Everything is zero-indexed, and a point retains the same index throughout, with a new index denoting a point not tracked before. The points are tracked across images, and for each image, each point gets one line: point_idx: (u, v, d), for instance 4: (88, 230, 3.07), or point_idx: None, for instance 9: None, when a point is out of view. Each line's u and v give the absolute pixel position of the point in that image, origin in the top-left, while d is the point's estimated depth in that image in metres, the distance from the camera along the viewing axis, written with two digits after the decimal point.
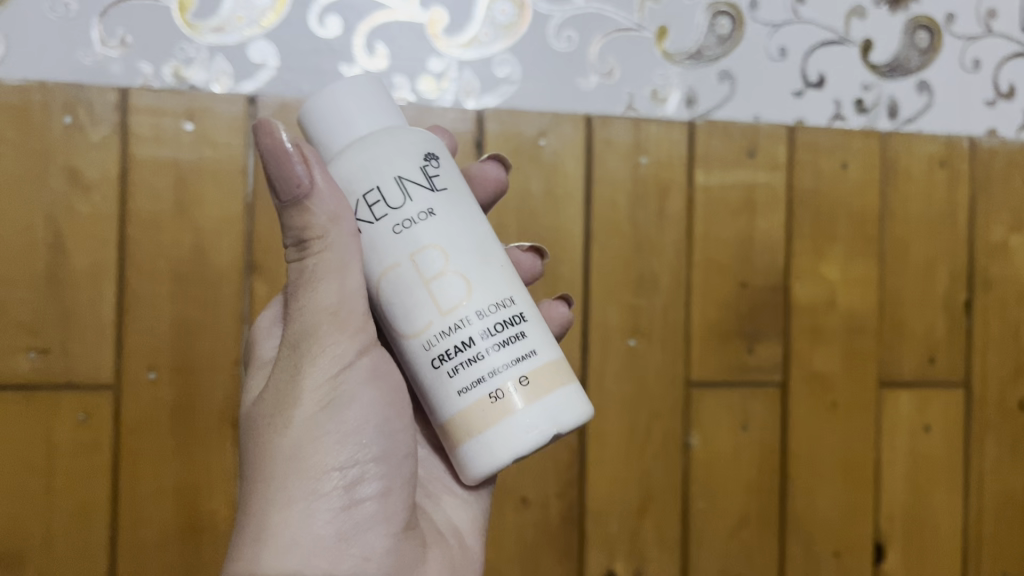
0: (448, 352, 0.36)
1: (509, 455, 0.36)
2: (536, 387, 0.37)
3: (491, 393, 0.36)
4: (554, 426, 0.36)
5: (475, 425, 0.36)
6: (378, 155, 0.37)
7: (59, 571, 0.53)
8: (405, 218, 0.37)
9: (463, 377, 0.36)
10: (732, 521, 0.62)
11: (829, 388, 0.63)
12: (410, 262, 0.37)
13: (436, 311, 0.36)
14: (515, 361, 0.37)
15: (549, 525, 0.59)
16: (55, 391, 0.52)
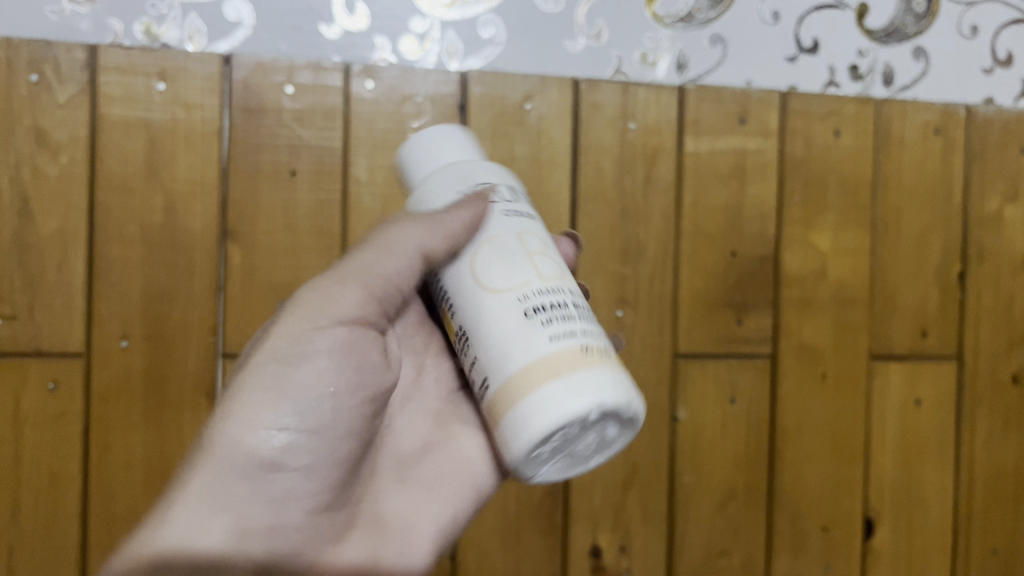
0: (544, 306, 0.33)
1: (593, 403, 0.31)
2: (613, 363, 0.34)
3: (581, 346, 0.33)
4: (632, 399, 0.33)
5: (556, 367, 0.32)
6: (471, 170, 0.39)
7: (28, 543, 0.51)
8: (513, 210, 0.37)
9: (554, 327, 0.33)
10: (719, 495, 0.60)
11: (819, 360, 0.62)
12: (516, 238, 0.36)
13: (535, 274, 0.34)
14: (598, 336, 0.34)
15: (532, 498, 0.58)
16: (23, 359, 0.51)
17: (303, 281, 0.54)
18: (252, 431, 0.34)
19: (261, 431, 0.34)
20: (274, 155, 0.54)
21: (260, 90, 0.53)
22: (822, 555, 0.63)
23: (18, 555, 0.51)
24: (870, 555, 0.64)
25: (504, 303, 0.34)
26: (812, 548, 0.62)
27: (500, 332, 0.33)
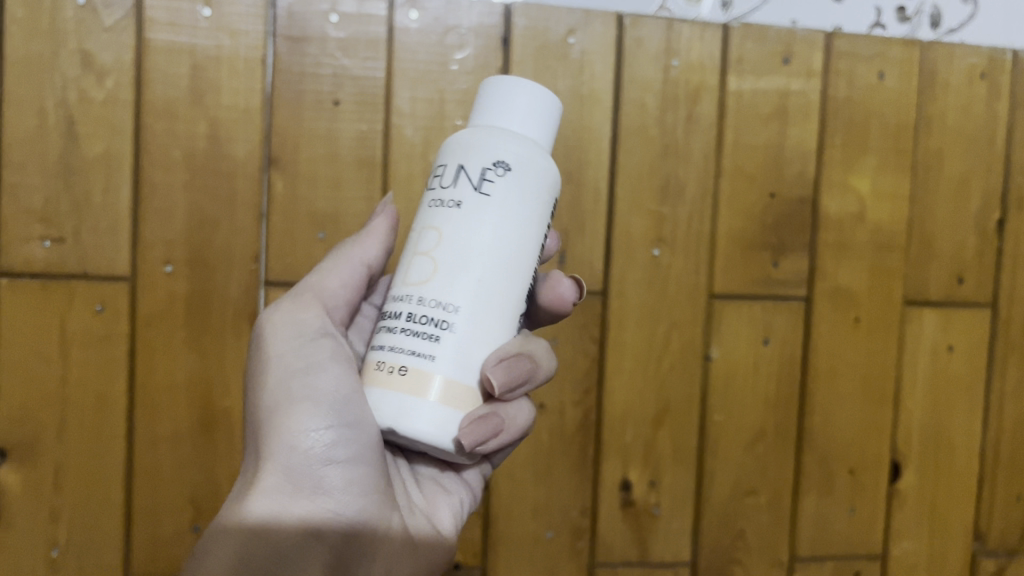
0: (391, 315, 0.34)
1: (426, 277, 0.34)
2: (422, 274, 0.34)
3: (378, 363, 0.33)
4: (433, 244, 0.34)
5: (406, 282, 0.34)
6: (450, 143, 0.36)
7: (74, 461, 0.53)
8: (386, 317, 0.35)
9: (378, 338, 0.34)
10: (749, 435, 0.61)
11: (853, 304, 0.62)
12: (415, 235, 0.35)
13: (403, 278, 0.35)
14: (393, 349, 0.33)
15: (565, 431, 0.59)
16: (70, 281, 0.52)
17: (344, 209, 0.54)
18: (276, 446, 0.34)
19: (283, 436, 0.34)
20: (317, 84, 0.53)
21: (304, 18, 0.53)
22: (848, 497, 0.64)
23: (64, 475, 0.53)
24: (896, 498, 0.64)
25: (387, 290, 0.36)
26: (838, 490, 0.63)
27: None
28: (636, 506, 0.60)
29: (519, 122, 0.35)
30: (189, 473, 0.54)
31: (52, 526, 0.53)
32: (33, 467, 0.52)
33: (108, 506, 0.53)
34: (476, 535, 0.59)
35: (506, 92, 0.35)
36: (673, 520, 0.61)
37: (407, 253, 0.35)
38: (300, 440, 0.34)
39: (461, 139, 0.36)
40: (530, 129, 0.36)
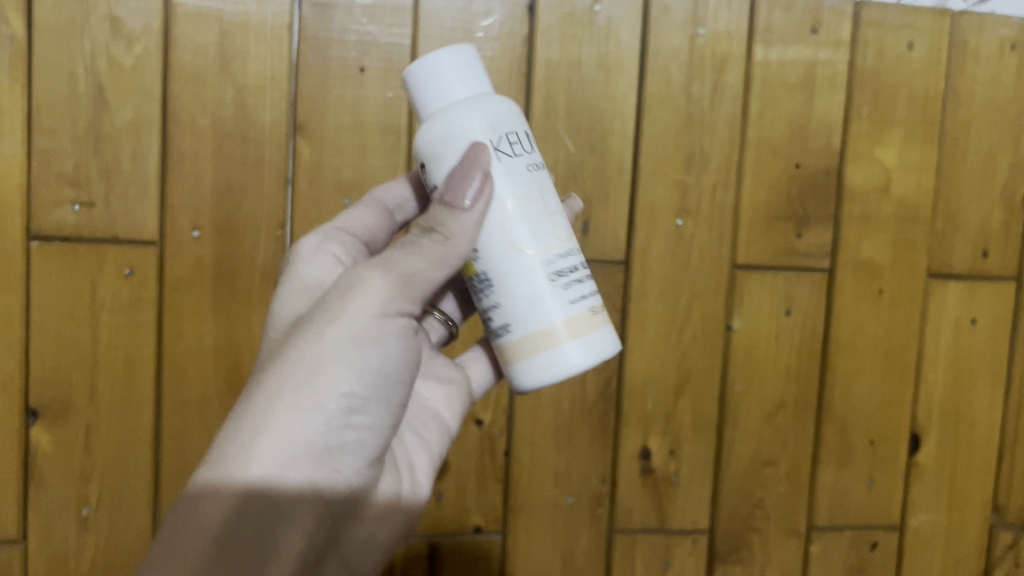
0: (565, 270, 0.38)
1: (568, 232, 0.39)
2: (565, 231, 0.39)
3: (590, 309, 0.39)
4: (557, 203, 0.39)
5: (562, 242, 0.39)
6: (495, 112, 0.38)
7: (104, 422, 0.54)
8: (562, 271, 0.38)
9: (574, 292, 0.38)
10: (770, 406, 0.61)
11: (876, 276, 0.62)
12: (539, 197, 0.38)
13: (557, 238, 0.38)
14: (589, 295, 0.39)
15: (586, 398, 0.59)
16: (100, 246, 0.52)
17: (369, 176, 0.55)
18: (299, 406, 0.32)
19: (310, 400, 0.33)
20: (344, 51, 0.54)
21: None
22: (868, 468, 0.64)
23: (94, 435, 0.54)
24: (914, 470, 0.65)
25: (535, 253, 0.38)
26: (857, 461, 0.64)
27: (519, 292, 0.38)
28: (655, 473, 0.61)
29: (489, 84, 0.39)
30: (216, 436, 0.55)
31: (83, 485, 0.54)
32: (64, 427, 0.53)
33: (138, 466, 0.54)
34: (497, 499, 0.60)
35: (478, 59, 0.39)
36: (692, 488, 0.61)
37: (542, 218, 0.38)
38: (325, 414, 0.33)
39: (485, 112, 0.37)
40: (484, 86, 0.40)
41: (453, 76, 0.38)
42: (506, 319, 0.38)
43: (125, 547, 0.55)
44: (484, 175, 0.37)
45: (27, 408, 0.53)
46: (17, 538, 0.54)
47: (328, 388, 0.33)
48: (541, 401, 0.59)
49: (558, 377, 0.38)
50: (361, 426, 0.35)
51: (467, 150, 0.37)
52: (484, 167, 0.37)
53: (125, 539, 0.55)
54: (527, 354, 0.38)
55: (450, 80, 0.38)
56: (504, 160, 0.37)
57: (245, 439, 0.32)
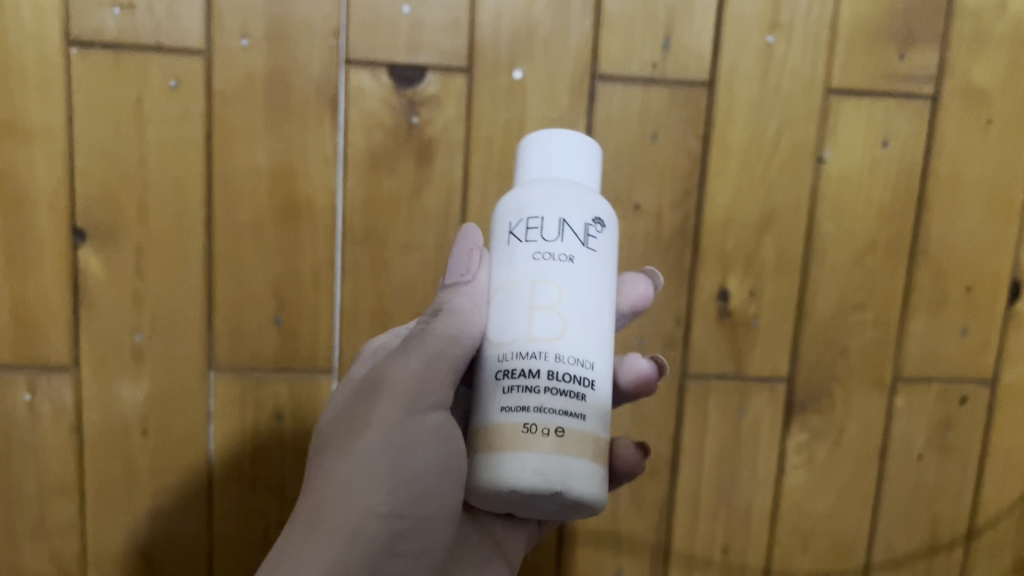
0: (514, 370, 0.34)
1: (551, 339, 0.34)
2: (553, 331, 0.34)
3: (526, 425, 0.34)
4: (559, 299, 0.35)
5: (524, 341, 0.35)
6: (529, 194, 0.36)
7: (154, 246, 0.51)
8: (507, 368, 0.35)
9: (514, 398, 0.34)
10: (860, 247, 0.57)
11: (986, 105, 0.56)
12: (528, 288, 0.35)
13: (524, 333, 0.35)
14: (540, 409, 0.34)
15: (662, 235, 0.55)
16: (144, 54, 0.49)
17: None
18: (351, 508, 0.36)
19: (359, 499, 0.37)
20: None
21: None
22: (962, 317, 0.59)
23: (145, 261, 0.51)
24: (1012, 320, 0.60)
25: (496, 343, 0.36)
26: (952, 310, 0.59)
27: (479, 385, 0.36)
28: (734, 317, 0.57)
29: (569, 169, 0.37)
30: (271, 264, 0.52)
31: (135, 313, 0.52)
32: (114, 251, 0.51)
33: (190, 295, 0.52)
34: None
35: (573, 144, 0.37)
36: (773, 333, 0.58)
37: (512, 311, 0.35)
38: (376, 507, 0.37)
39: (523, 194, 0.37)
40: (581, 173, 0.37)
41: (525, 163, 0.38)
42: None
43: (180, 380, 0.53)
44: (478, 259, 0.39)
45: (74, 229, 0.50)
46: (69, 365, 0.52)
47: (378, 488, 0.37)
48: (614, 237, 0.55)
49: (473, 487, 0.34)
50: (418, 518, 0.38)
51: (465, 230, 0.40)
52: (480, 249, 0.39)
53: (180, 371, 0.53)
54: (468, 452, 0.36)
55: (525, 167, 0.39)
56: (511, 243, 0.36)
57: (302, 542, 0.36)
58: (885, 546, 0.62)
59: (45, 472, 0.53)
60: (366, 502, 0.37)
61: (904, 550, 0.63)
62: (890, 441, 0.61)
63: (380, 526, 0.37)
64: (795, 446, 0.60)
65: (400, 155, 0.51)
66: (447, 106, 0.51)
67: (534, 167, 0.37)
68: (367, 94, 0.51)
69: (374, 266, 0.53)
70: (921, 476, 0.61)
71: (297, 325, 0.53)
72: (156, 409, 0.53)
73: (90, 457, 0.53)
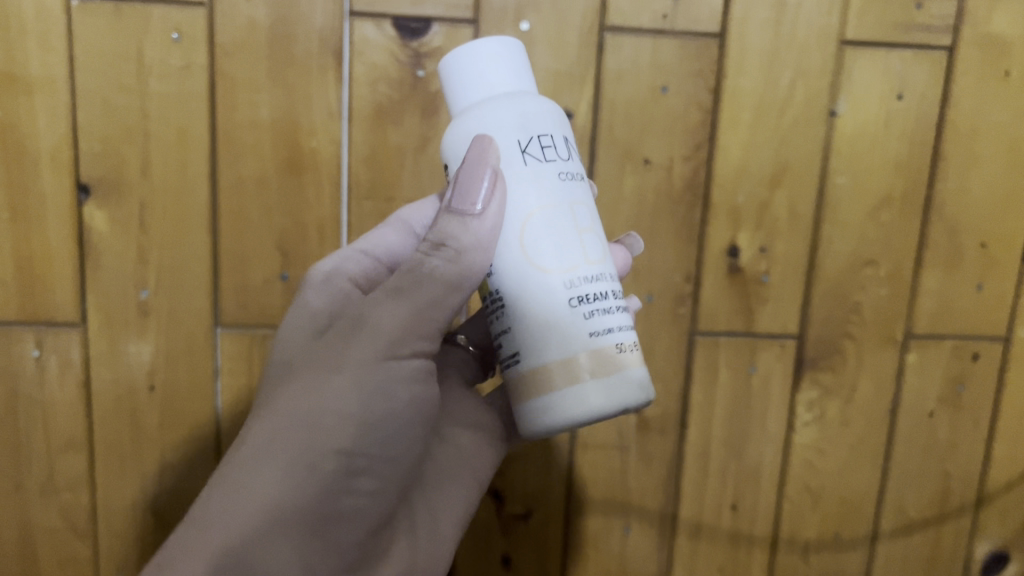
0: (586, 295, 0.37)
1: (598, 260, 0.38)
2: (597, 254, 0.38)
3: (616, 343, 0.37)
4: (591, 222, 0.39)
5: (586, 267, 0.37)
6: (528, 112, 0.38)
7: (158, 201, 0.51)
8: (583, 294, 0.37)
9: (598, 320, 0.37)
10: (873, 201, 0.56)
11: (1005, 56, 0.55)
12: (569, 210, 0.38)
13: (585, 257, 0.38)
14: (616, 328, 0.38)
15: (672, 189, 0.55)
16: (145, 5, 0.48)
17: None
18: (309, 446, 0.36)
19: (317, 436, 0.36)
20: None
21: None
22: (977, 273, 0.58)
23: (149, 215, 0.51)
24: None
25: (558, 271, 0.37)
26: (966, 266, 0.58)
27: (537, 319, 0.37)
28: (744, 273, 0.56)
29: (531, 82, 0.39)
30: (277, 219, 0.52)
31: (141, 267, 0.51)
32: (118, 206, 0.51)
33: (194, 250, 0.52)
34: None
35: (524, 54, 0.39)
36: (783, 289, 0.57)
37: (566, 238, 0.37)
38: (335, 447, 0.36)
39: (519, 108, 0.38)
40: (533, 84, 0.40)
41: (477, 75, 0.38)
42: (515, 346, 0.38)
43: (186, 335, 0.53)
44: (489, 173, 0.37)
45: (78, 184, 0.50)
46: (76, 321, 0.52)
47: (342, 427, 0.36)
48: (623, 191, 0.54)
49: (579, 413, 0.36)
50: (379, 460, 0.37)
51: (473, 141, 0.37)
52: (492, 165, 0.37)
53: (186, 326, 0.53)
54: (542, 388, 0.37)
55: (471, 80, 0.38)
56: (531, 163, 0.37)
57: (251, 478, 0.36)
58: (896, 503, 0.62)
59: (53, 427, 0.53)
60: (325, 440, 0.36)
61: (915, 507, 0.62)
62: (901, 398, 0.60)
63: (339, 466, 0.36)
64: (806, 402, 0.59)
65: (406, 107, 0.51)
66: (453, 57, 0.51)
67: (512, 79, 0.38)
68: (371, 46, 0.50)
69: (380, 220, 0.52)
70: (933, 434, 0.61)
71: (304, 279, 0.53)
72: (163, 364, 0.53)
73: (98, 411, 0.53)
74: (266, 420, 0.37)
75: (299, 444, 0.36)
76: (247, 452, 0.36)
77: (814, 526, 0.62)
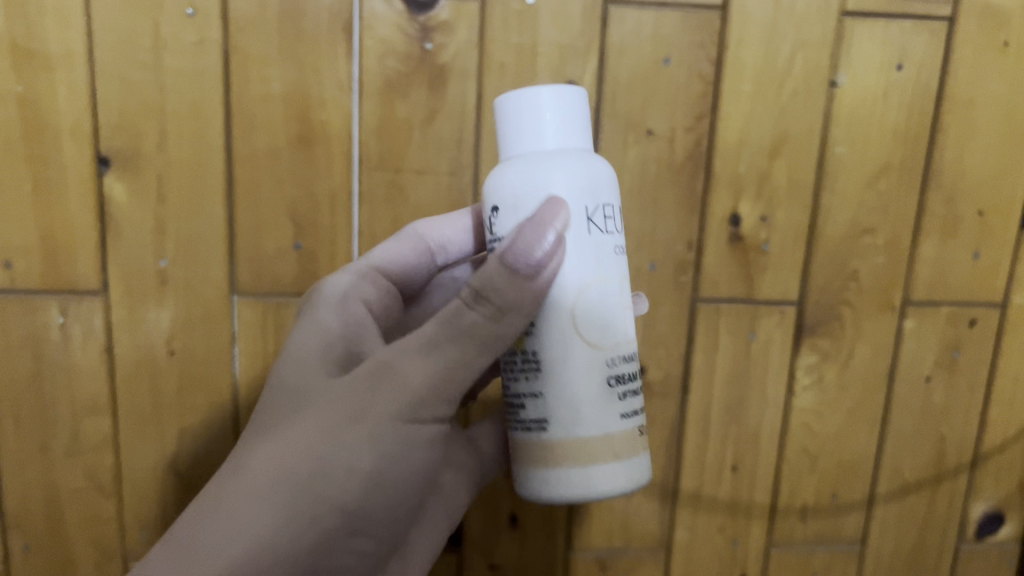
0: (620, 376, 0.42)
1: (631, 339, 0.43)
2: (630, 332, 0.43)
3: (636, 424, 0.43)
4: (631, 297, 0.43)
5: (624, 346, 0.42)
6: (594, 178, 0.41)
7: (174, 173, 0.52)
8: (617, 374, 0.41)
9: (625, 403, 0.42)
10: (872, 170, 0.57)
11: (1003, 26, 0.56)
12: (617, 287, 0.42)
13: (621, 336, 0.42)
14: (635, 410, 0.43)
15: (674, 159, 0.56)
16: None
17: None
18: (310, 500, 0.37)
19: (320, 491, 0.38)
20: None
21: None
22: (975, 240, 0.60)
23: (166, 187, 0.53)
24: None
25: (600, 348, 0.41)
26: (963, 234, 0.59)
27: (579, 391, 0.41)
28: (745, 241, 0.58)
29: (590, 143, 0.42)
30: (289, 190, 0.53)
31: (159, 238, 0.53)
32: (136, 178, 0.52)
33: (210, 221, 0.53)
34: None
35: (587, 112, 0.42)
36: (783, 257, 0.58)
37: (612, 316, 0.41)
38: (335, 506, 0.38)
39: (585, 171, 0.40)
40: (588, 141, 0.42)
41: (548, 119, 0.40)
42: (546, 415, 0.41)
43: (203, 303, 0.55)
44: (553, 232, 0.39)
45: (98, 156, 0.52)
46: (97, 290, 0.54)
47: (347, 486, 0.38)
48: (626, 161, 0.56)
49: (602, 489, 0.41)
50: (375, 521, 0.39)
51: (547, 204, 0.39)
52: (559, 229, 0.39)
53: (203, 294, 0.54)
54: (569, 457, 0.41)
55: (544, 122, 0.40)
56: (594, 233, 0.41)
57: (246, 521, 0.37)
58: (892, 465, 0.64)
59: (78, 391, 0.55)
60: (328, 498, 0.38)
61: (911, 469, 0.64)
62: (898, 363, 0.62)
63: (337, 523, 0.38)
64: (805, 367, 0.61)
65: (414, 80, 0.52)
66: (459, 30, 0.52)
67: (578, 143, 0.41)
68: (380, 20, 0.51)
69: (389, 190, 0.54)
70: (929, 397, 0.63)
71: (316, 249, 0.54)
72: (181, 330, 0.55)
73: (120, 376, 0.55)
74: (270, 461, 0.39)
75: (306, 494, 0.38)
76: (245, 493, 0.38)
77: (812, 488, 0.64)
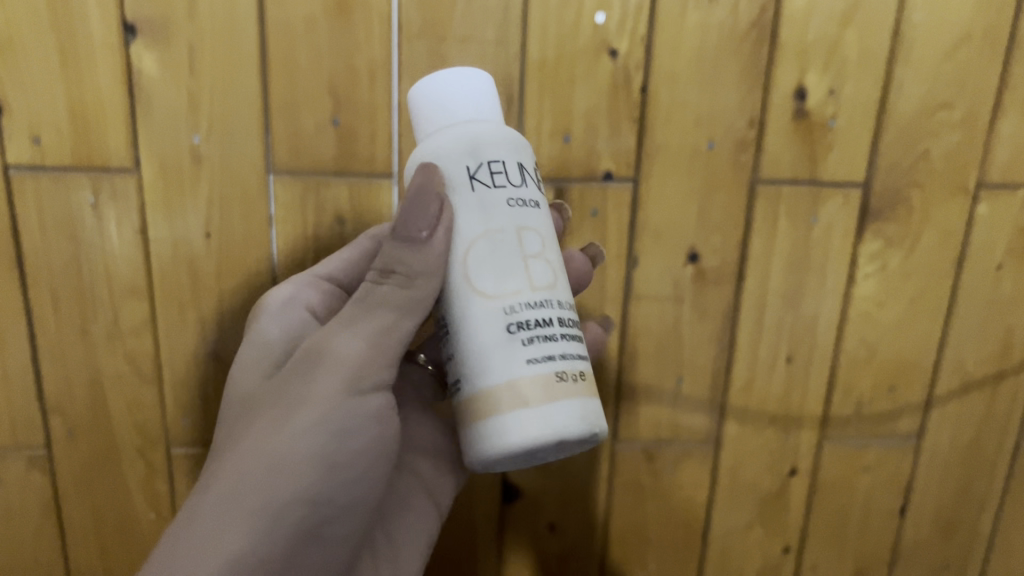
0: (528, 321, 0.38)
1: (549, 284, 0.39)
2: (547, 276, 0.39)
3: (557, 373, 0.38)
4: (542, 246, 0.40)
5: (530, 287, 0.38)
6: (478, 140, 0.39)
7: (206, 43, 0.49)
8: (520, 320, 0.38)
9: (538, 348, 0.38)
10: (951, 39, 0.53)
11: None
12: (516, 235, 0.39)
13: (526, 283, 0.38)
14: (560, 358, 0.38)
15: (737, 27, 0.52)
16: None
17: None
18: (277, 493, 0.38)
19: (282, 483, 0.38)
20: None
21: None
22: None
23: (198, 59, 0.50)
24: None
25: (495, 297, 0.38)
26: None
27: (474, 344, 0.38)
28: (811, 117, 0.54)
29: (488, 110, 0.40)
30: (327, 62, 0.50)
31: (192, 113, 0.51)
32: (167, 49, 0.49)
33: (244, 95, 0.51)
34: (630, 143, 0.54)
35: (481, 83, 0.40)
36: (851, 135, 0.55)
37: (506, 263, 0.38)
38: (304, 490, 0.39)
39: (466, 137, 0.39)
40: (492, 108, 0.41)
41: (425, 111, 0.40)
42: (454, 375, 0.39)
43: (239, 182, 0.52)
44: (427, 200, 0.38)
45: (124, 25, 0.49)
46: (130, 167, 0.52)
47: (309, 474, 0.39)
48: (685, 30, 0.52)
49: (510, 444, 0.37)
50: (340, 504, 0.40)
51: (420, 169, 0.39)
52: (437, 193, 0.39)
53: (239, 173, 0.52)
54: (473, 415, 0.38)
55: (427, 116, 0.40)
56: (478, 188, 0.39)
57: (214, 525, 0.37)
58: (954, 358, 0.61)
59: (114, 273, 0.54)
60: (293, 488, 0.38)
61: (975, 361, 0.62)
62: (968, 248, 0.58)
63: (306, 511, 0.39)
64: (869, 253, 0.58)
65: None
66: None
67: (461, 113, 0.40)
68: None
69: (432, 61, 0.51)
70: (998, 286, 0.60)
71: (356, 125, 0.52)
72: (218, 211, 0.53)
73: (157, 259, 0.54)
74: (226, 469, 0.39)
75: (272, 494, 0.38)
76: (209, 500, 0.38)
77: (868, 380, 0.61)
